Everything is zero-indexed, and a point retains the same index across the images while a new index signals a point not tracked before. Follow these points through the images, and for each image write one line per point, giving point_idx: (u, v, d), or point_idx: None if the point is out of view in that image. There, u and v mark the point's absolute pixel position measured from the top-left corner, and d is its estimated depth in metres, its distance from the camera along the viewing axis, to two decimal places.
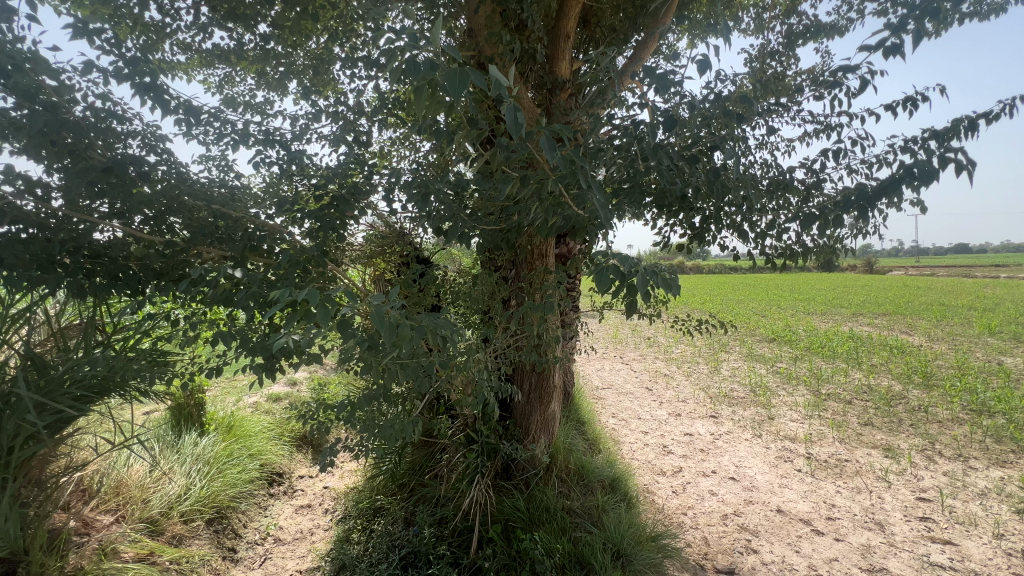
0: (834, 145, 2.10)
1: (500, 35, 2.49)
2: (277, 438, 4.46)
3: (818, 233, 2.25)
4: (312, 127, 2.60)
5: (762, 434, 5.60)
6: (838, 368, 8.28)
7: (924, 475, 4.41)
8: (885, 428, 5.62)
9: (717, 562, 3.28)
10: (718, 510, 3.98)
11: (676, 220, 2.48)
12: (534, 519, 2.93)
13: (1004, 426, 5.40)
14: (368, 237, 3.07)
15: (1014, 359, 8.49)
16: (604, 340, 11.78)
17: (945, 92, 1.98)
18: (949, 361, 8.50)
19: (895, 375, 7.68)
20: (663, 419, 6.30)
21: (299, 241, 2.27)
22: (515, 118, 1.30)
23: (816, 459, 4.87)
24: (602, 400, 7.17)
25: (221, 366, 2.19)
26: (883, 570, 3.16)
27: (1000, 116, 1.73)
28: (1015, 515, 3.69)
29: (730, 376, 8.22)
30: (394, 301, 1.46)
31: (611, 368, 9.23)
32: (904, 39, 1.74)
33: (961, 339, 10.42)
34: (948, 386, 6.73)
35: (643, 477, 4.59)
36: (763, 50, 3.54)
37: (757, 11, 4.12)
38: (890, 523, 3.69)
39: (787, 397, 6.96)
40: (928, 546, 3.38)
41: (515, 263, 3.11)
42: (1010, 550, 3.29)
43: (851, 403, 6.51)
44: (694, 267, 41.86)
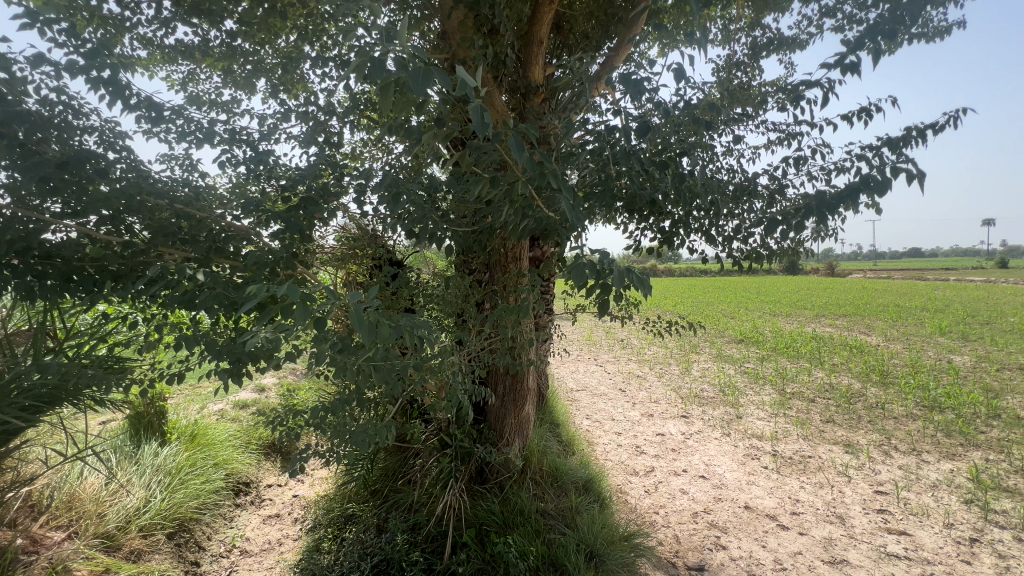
0: (795, 154, 2.18)
1: (472, 39, 2.50)
2: (243, 446, 4.32)
3: (780, 237, 2.33)
4: (281, 127, 2.54)
5: (730, 432, 5.76)
6: (802, 368, 8.59)
7: (881, 469, 4.62)
8: (846, 424, 5.86)
9: (687, 559, 3.35)
10: (689, 508, 4.06)
11: (646, 225, 2.53)
12: (508, 522, 2.93)
13: (954, 421, 5.71)
14: (340, 240, 3.02)
15: (962, 358, 8.99)
16: (578, 343, 11.89)
17: (897, 104, 2.09)
18: (903, 360, 8.94)
19: (855, 374, 8.02)
20: (636, 420, 6.39)
21: (267, 244, 2.21)
22: (482, 117, 1.34)
23: (781, 456, 5.04)
24: (576, 403, 7.24)
25: (183, 372, 2.11)
26: (844, 561, 3.29)
27: (947, 128, 1.84)
28: (963, 505, 3.90)
29: (700, 376, 8.43)
30: (369, 302, 1.43)
31: (585, 370, 9.33)
32: (861, 55, 1.84)
33: (914, 339, 10.97)
34: (903, 383, 7.07)
35: (616, 478, 4.65)
36: (730, 61, 3.66)
37: (723, 23, 4.26)
38: (850, 516, 3.84)
39: (754, 396, 7.19)
40: (885, 538, 3.53)
41: (488, 266, 3.12)
42: (959, 538, 3.47)
43: (814, 402, 6.77)
44: (666, 271, 42.76)
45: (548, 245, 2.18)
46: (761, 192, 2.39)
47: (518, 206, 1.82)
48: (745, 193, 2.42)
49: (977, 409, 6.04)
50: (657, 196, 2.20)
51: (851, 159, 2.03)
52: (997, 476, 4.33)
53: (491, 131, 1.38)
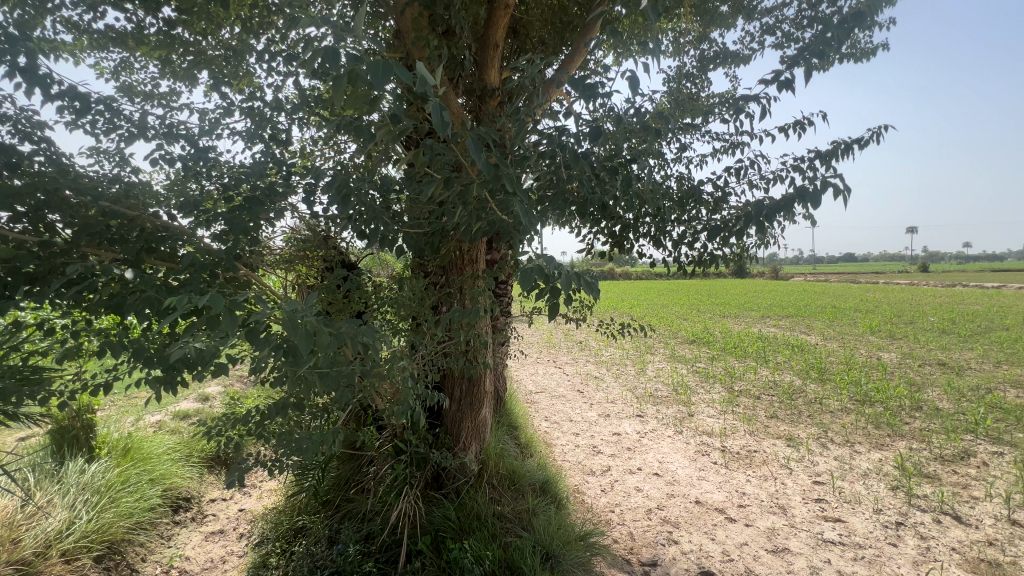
0: (737, 163, 2.30)
1: (427, 39, 2.47)
2: (184, 460, 4.06)
3: (724, 242, 2.44)
4: (224, 122, 2.41)
5: (683, 430, 5.96)
6: (749, 367, 9.03)
7: (819, 461, 4.91)
8: (788, 419, 6.20)
9: (641, 555, 3.43)
10: (643, 505, 4.16)
11: (598, 229, 2.58)
12: (464, 528, 2.90)
13: (882, 413, 6.16)
14: (289, 241, 2.91)
15: (889, 355, 9.72)
16: (538, 345, 11.99)
17: (827, 119, 2.25)
18: (839, 357, 9.57)
19: (796, 371, 8.50)
20: (593, 420, 6.50)
21: (207, 244, 2.09)
22: (442, 117, 1.33)
23: (729, 451, 5.26)
24: (535, 405, 7.28)
25: (112, 382, 1.96)
26: (786, 549, 3.46)
27: (871, 143, 1.99)
28: (890, 492, 4.20)
29: (655, 376, 8.69)
30: (304, 306, 1.37)
31: (544, 372, 9.41)
32: (797, 72, 1.96)
33: (848, 337, 11.77)
34: (838, 379, 7.56)
35: (574, 478, 4.71)
36: (680, 72, 3.81)
37: (674, 35, 4.43)
38: (791, 506, 4.06)
39: (705, 394, 7.48)
40: (822, 525, 3.75)
41: (445, 269, 3.09)
42: (887, 522, 3.74)
43: (759, 399, 7.12)
44: (623, 274, 43.93)
45: (502, 247, 2.19)
46: (706, 198, 2.49)
47: (471, 208, 1.82)
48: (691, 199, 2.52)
49: (902, 402, 6.54)
50: (608, 201, 2.25)
51: (786, 169, 2.17)
52: (919, 464, 4.70)
53: (451, 132, 1.37)
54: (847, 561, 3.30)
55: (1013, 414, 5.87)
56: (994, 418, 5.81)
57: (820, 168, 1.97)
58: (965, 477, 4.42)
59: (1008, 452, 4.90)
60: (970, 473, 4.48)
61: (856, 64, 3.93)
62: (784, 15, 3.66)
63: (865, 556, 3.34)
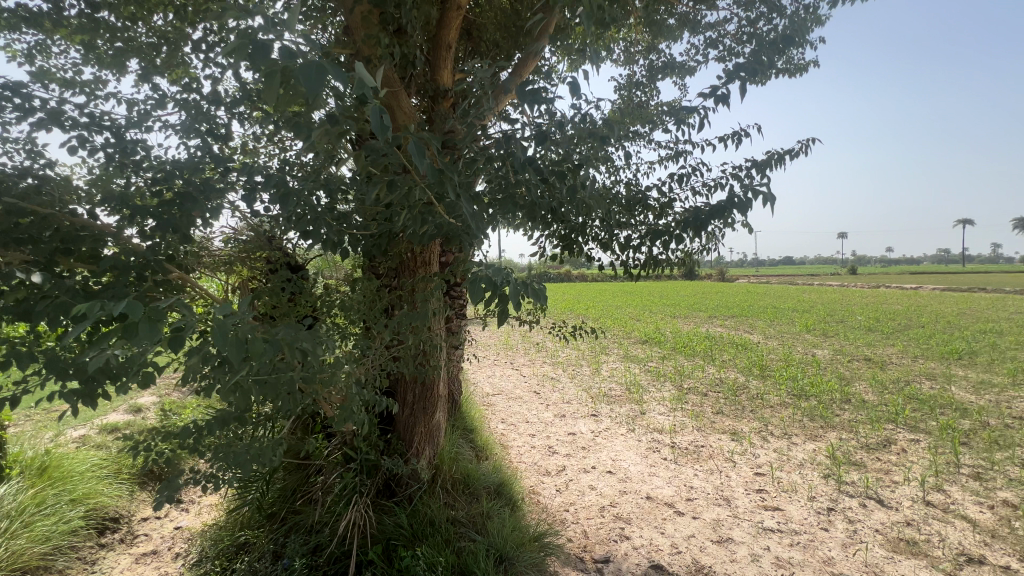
0: (680, 171, 2.40)
1: (377, 37, 2.42)
2: (111, 477, 3.76)
3: (667, 246, 2.54)
4: (155, 114, 2.26)
5: (635, 428, 6.13)
6: (697, 365, 9.42)
7: (760, 453, 5.18)
8: (732, 414, 6.52)
9: (595, 553, 3.49)
10: (596, 503, 4.25)
11: (548, 233, 2.62)
12: (417, 534, 2.85)
13: (816, 406, 6.60)
14: (230, 242, 2.76)
15: (822, 351, 10.42)
16: (495, 347, 11.99)
17: (761, 133, 2.39)
18: (778, 355, 10.15)
19: (740, 369, 8.95)
20: (549, 421, 6.57)
21: (134, 244, 1.95)
22: (382, 122, 1.33)
23: (678, 447, 5.47)
24: (491, 407, 7.28)
25: (22, 395, 1.78)
26: (730, 539, 3.62)
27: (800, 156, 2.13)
28: (823, 480, 4.50)
29: (609, 376, 8.89)
30: (240, 313, 1.32)
31: (501, 374, 9.42)
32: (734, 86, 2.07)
33: (786, 336, 12.54)
34: (777, 376, 8.02)
35: (529, 480, 4.74)
36: (630, 80, 3.94)
37: (625, 45, 4.57)
38: (734, 498, 4.25)
39: (656, 393, 7.74)
40: (762, 514, 3.96)
41: (396, 272, 3.03)
42: (820, 509, 3.99)
43: (706, 395, 7.44)
44: (579, 276, 44.77)
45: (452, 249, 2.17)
46: (650, 203, 2.60)
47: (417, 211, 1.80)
48: (636, 203, 2.62)
49: (833, 395, 7.02)
50: (557, 205, 2.28)
51: (725, 178, 2.30)
52: (847, 453, 5.06)
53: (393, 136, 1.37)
54: (785, 547, 3.50)
55: (927, 404, 6.43)
56: (911, 408, 6.35)
57: (755, 179, 2.11)
58: (887, 463, 4.80)
59: (923, 438, 5.37)
60: (891, 459, 4.87)
61: (790, 80, 4.20)
62: (726, 31, 3.85)
63: (800, 541, 3.55)
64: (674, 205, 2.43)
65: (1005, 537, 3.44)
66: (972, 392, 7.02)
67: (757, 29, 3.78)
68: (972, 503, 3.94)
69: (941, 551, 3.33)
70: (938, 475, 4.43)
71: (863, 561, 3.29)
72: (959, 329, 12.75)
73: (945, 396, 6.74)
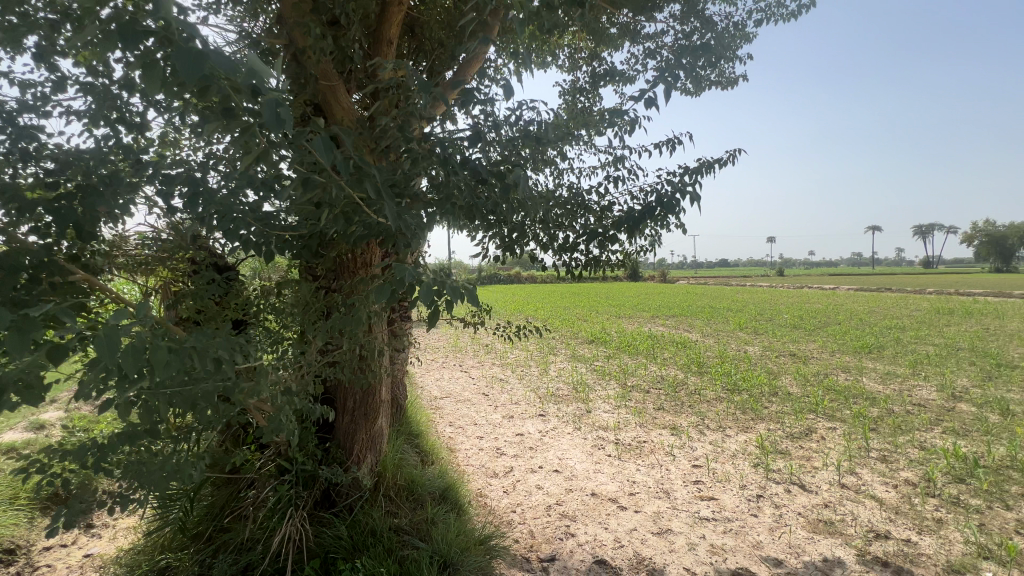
0: (617, 174, 2.47)
1: (309, 27, 2.31)
2: (6, 504, 3.35)
3: (605, 248, 2.60)
4: (55, 98, 2.04)
5: (581, 426, 6.26)
6: (640, 363, 9.77)
7: (697, 446, 5.44)
8: (672, 410, 6.81)
9: (540, 552, 3.52)
10: (543, 502, 4.29)
11: (489, 233, 2.61)
12: (358, 546, 2.75)
13: (747, 400, 7.03)
14: (147, 241, 2.55)
15: (754, 348, 11.12)
16: (444, 350, 11.86)
17: (693, 141, 2.52)
18: (714, 352, 10.73)
19: (680, 366, 9.37)
20: (497, 422, 6.57)
21: (28, 242, 1.75)
22: (274, 112, 1.33)
23: (622, 444, 5.63)
24: (439, 410, 7.18)
25: None
26: (669, 530, 3.77)
27: (726, 163, 2.26)
28: (753, 469, 4.79)
29: (557, 376, 9.03)
30: (137, 317, 1.26)
31: (450, 377, 9.32)
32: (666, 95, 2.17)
33: (722, 334, 13.29)
34: (713, 372, 8.48)
35: (476, 483, 4.70)
36: (574, 85, 4.02)
37: (570, 51, 4.66)
38: (673, 490, 4.44)
39: (601, 391, 7.95)
40: (699, 504, 4.15)
41: (335, 273, 2.91)
42: (750, 496, 4.24)
43: (649, 392, 7.72)
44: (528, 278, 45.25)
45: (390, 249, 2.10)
46: (590, 205, 2.66)
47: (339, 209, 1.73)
48: (575, 206, 2.68)
49: (763, 389, 7.51)
50: (497, 205, 2.28)
51: (659, 184, 2.40)
52: (774, 442, 5.42)
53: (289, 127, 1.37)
54: (719, 534, 3.69)
55: (843, 394, 7.02)
56: (829, 399, 6.91)
57: (687, 185, 2.21)
58: (809, 450, 5.19)
59: (839, 426, 5.85)
60: (812, 447, 5.27)
61: (722, 92, 4.45)
62: (663, 43, 4.02)
63: (732, 528, 3.75)
64: (612, 208, 2.50)
65: (907, 512, 3.81)
66: (880, 382, 7.75)
67: (692, 43, 3.97)
68: (879, 483, 4.34)
69: (854, 528, 3.63)
70: (852, 459, 4.84)
71: (787, 542, 3.52)
72: (870, 325, 14.04)
73: (858, 387, 7.39)
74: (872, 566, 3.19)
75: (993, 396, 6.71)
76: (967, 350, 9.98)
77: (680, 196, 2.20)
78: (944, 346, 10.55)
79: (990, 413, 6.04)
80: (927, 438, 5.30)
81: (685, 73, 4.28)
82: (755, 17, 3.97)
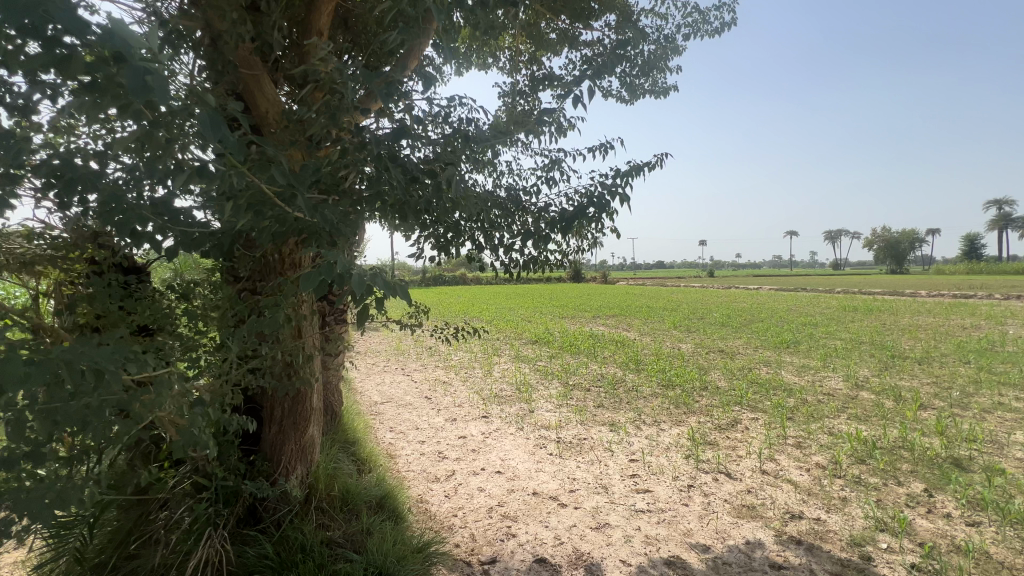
0: (552, 176, 2.51)
1: (225, 11, 2.16)
2: None
3: (541, 248, 2.62)
4: None
5: (524, 427, 6.30)
6: (581, 362, 10.01)
7: (634, 441, 5.65)
8: (611, 407, 7.03)
9: (481, 555, 3.49)
10: (485, 505, 4.27)
11: (423, 233, 2.55)
12: (285, 563, 2.59)
13: (680, 395, 7.39)
14: (35, 238, 2.25)
15: (686, 345, 11.74)
16: (386, 354, 11.53)
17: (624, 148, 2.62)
18: (651, 349, 11.22)
19: (619, 364, 9.71)
20: (440, 426, 6.47)
21: None
22: (143, 80, 1.19)
23: (563, 442, 5.73)
24: (380, 416, 6.97)
25: None
26: (606, 524, 3.87)
27: (655, 169, 2.37)
28: (685, 460, 5.04)
29: (500, 377, 9.04)
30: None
31: (391, 381, 9.07)
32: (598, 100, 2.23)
33: (658, 332, 13.91)
34: (649, 369, 8.86)
35: (417, 489, 4.60)
36: (514, 88, 4.03)
37: (510, 54, 4.69)
38: (611, 485, 4.57)
39: (544, 390, 8.06)
40: (635, 497, 4.30)
41: (260, 274, 2.74)
42: (682, 487, 4.46)
43: (589, 391, 7.92)
44: (473, 279, 45.09)
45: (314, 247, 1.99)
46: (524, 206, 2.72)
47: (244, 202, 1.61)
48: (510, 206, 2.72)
49: (694, 384, 7.94)
50: (429, 204, 2.23)
51: (592, 186, 2.48)
52: (704, 434, 5.74)
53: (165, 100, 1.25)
54: (653, 525, 3.84)
55: (764, 387, 7.57)
56: (752, 391, 7.42)
57: (616, 186, 2.32)
58: (734, 440, 5.54)
59: (760, 416, 6.30)
60: (737, 436, 5.63)
61: (655, 101, 4.65)
62: (600, 51, 4.13)
63: (666, 518, 3.92)
64: (546, 209, 2.57)
65: (817, 493, 4.15)
66: (796, 374, 8.43)
67: (626, 52, 4.12)
68: (795, 467, 4.70)
69: (772, 511, 3.91)
70: (771, 447, 5.22)
71: (714, 528, 3.73)
72: (787, 322, 15.28)
73: (777, 379, 7.99)
74: (788, 544, 3.45)
75: (888, 384, 7.51)
76: (868, 343, 11.11)
77: (610, 197, 2.30)
78: (849, 340, 11.68)
79: (885, 399, 6.75)
80: (834, 425, 5.83)
81: (621, 80, 4.44)
82: (683, 30, 4.19)
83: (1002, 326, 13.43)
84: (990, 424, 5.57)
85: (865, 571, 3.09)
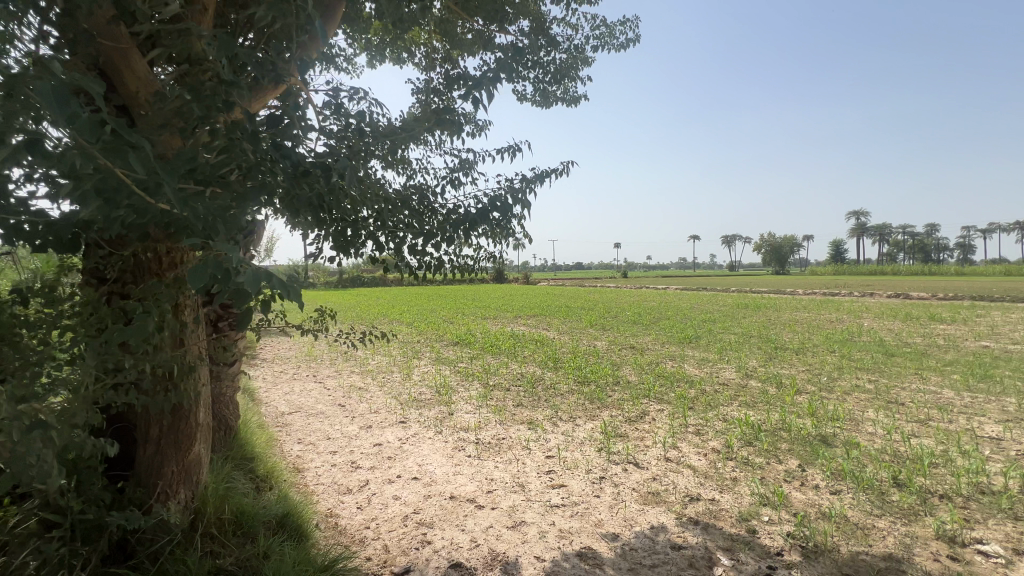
0: (458, 177, 2.50)
1: None
2: None
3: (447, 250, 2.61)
4: None
5: (442, 430, 6.20)
6: (502, 362, 10.10)
7: (550, 438, 5.79)
8: (530, 405, 7.15)
9: (394, 566, 3.37)
10: (400, 513, 4.12)
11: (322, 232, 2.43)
12: None
13: (595, 391, 7.72)
14: None
15: (601, 343, 12.32)
16: (296, 360, 10.80)
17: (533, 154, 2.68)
18: (569, 348, 11.61)
19: (538, 363, 9.93)
20: (354, 434, 6.17)
21: None
22: None
23: (481, 443, 5.72)
24: (287, 427, 6.48)
25: None
26: (522, 522, 3.92)
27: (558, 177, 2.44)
28: (597, 453, 5.25)
29: (419, 380, 8.85)
30: None
31: (301, 389, 8.50)
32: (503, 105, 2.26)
33: (575, 331, 14.45)
34: (567, 367, 9.17)
35: (326, 502, 4.34)
36: (428, 85, 3.95)
37: (424, 51, 4.59)
38: (528, 482, 4.64)
39: (464, 392, 8.01)
40: (550, 493, 4.40)
41: (130, 274, 2.40)
42: (594, 479, 4.64)
43: (509, 390, 8.01)
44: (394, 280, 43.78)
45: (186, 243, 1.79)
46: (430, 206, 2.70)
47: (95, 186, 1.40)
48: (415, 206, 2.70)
49: (607, 379, 8.34)
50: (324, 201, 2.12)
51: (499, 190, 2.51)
52: (615, 427, 6.04)
53: None
54: (566, 518, 3.95)
55: (669, 380, 8.14)
56: (659, 384, 7.95)
57: (521, 190, 2.39)
58: (642, 431, 5.88)
59: (665, 407, 6.76)
60: (645, 427, 5.99)
61: (567, 108, 4.84)
62: (513, 54, 4.18)
63: (579, 511, 4.05)
64: (451, 210, 2.57)
65: (712, 475, 4.54)
66: (697, 367, 9.18)
67: (538, 58, 4.24)
68: (694, 453, 5.10)
69: (674, 495, 4.21)
70: (674, 435, 5.62)
71: (623, 516, 3.93)
72: (690, 319, 16.62)
73: (680, 372, 8.65)
74: (687, 525, 3.72)
75: (771, 372, 8.43)
76: (756, 337, 12.40)
77: (515, 200, 2.37)
78: (740, 334, 12.96)
79: (769, 387, 7.56)
80: (728, 411, 6.41)
81: (533, 86, 4.56)
82: (592, 42, 4.39)
83: (858, 318, 15.70)
84: (849, 404, 6.46)
85: (750, 542, 3.43)
